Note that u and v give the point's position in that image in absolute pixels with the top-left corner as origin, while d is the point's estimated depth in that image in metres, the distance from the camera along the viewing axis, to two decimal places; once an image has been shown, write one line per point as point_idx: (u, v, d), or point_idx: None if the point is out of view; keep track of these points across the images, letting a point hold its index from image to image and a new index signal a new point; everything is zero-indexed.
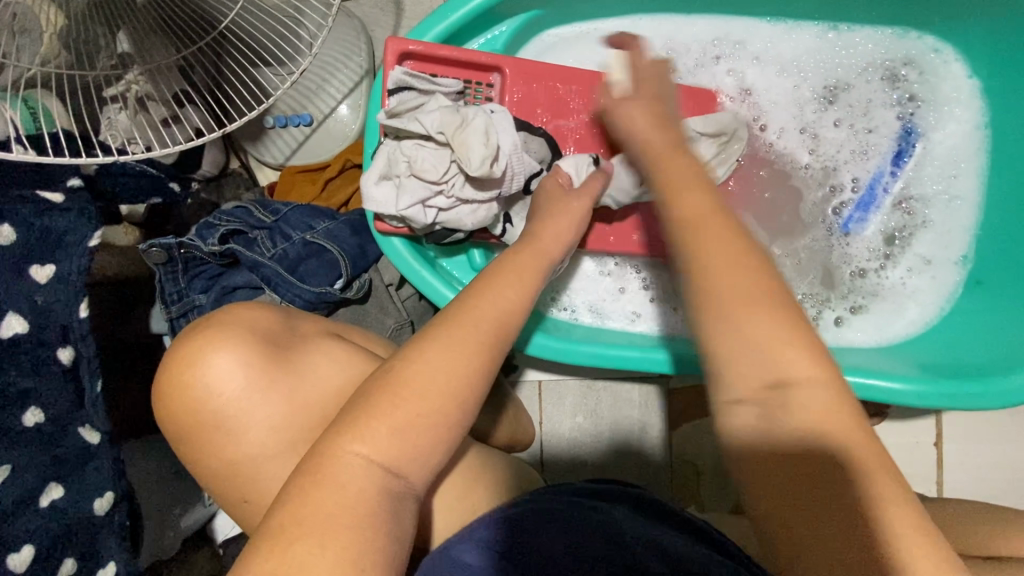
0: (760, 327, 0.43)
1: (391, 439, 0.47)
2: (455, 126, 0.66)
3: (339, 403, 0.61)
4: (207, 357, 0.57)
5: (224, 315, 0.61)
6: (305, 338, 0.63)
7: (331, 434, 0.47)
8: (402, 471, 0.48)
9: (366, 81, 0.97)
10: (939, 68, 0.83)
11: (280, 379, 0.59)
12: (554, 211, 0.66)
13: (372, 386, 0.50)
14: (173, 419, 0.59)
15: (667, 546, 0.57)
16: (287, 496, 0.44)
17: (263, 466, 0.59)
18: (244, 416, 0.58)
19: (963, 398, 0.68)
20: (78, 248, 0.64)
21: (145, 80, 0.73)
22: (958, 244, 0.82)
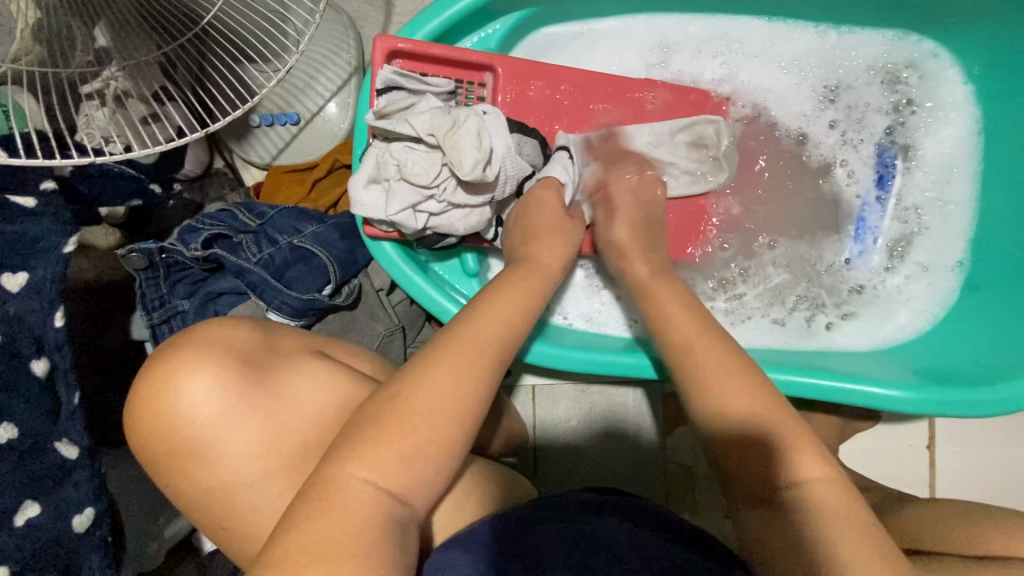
0: (753, 438, 0.54)
1: (401, 464, 0.46)
2: (447, 127, 0.63)
3: (320, 427, 0.59)
4: (179, 381, 0.55)
5: (198, 333, 0.58)
6: (283, 356, 0.61)
7: (331, 461, 0.46)
8: (406, 497, 0.46)
9: (354, 79, 0.94)
10: (936, 74, 0.82)
11: (257, 403, 0.57)
12: (545, 226, 0.66)
13: (373, 408, 0.48)
14: (146, 445, 0.57)
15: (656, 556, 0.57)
16: (290, 524, 0.43)
17: (240, 490, 0.57)
18: (220, 442, 0.56)
19: (958, 405, 0.67)
20: (52, 254, 0.61)
21: (123, 76, 0.70)
22: (953, 250, 0.82)
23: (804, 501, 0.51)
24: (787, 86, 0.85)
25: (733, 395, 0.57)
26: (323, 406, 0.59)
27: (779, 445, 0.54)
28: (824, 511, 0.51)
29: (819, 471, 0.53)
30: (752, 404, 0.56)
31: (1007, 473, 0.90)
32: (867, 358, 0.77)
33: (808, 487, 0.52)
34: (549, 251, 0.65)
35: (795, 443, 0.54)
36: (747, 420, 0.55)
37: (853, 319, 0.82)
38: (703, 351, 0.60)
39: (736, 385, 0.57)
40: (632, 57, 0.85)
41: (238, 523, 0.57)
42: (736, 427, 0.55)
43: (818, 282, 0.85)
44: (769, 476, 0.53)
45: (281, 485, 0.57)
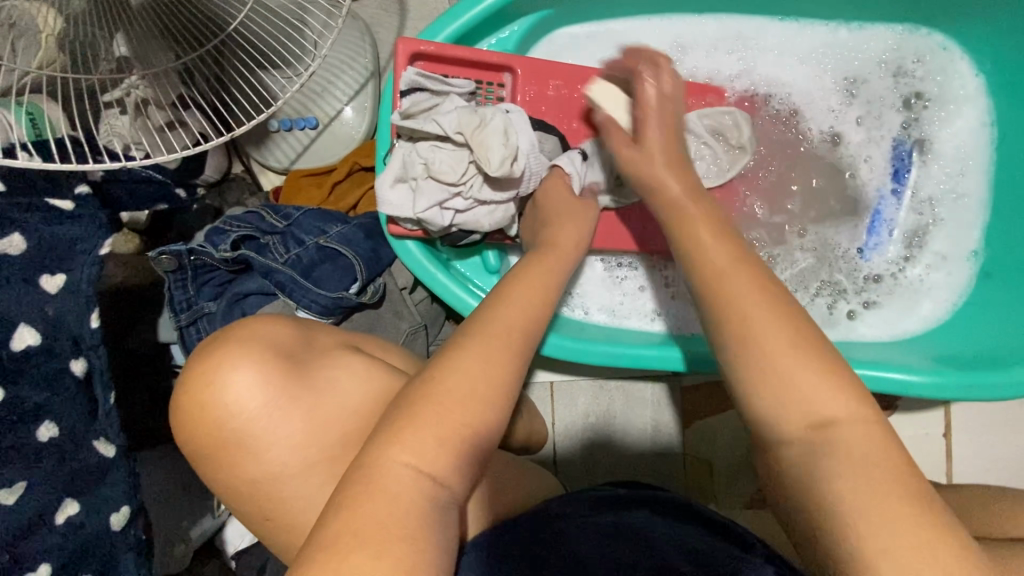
0: (791, 367, 0.45)
1: (438, 448, 0.47)
2: (473, 125, 0.65)
3: (366, 421, 0.60)
4: (225, 374, 0.56)
5: (242, 329, 0.60)
6: (320, 352, 0.62)
7: (374, 446, 0.47)
8: (446, 481, 0.47)
9: (372, 83, 0.96)
10: (948, 67, 0.84)
11: (300, 396, 0.58)
12: (569, 218, 0.67)
13: (413, 395, 0.49)
14: (192, 440, 0.58)
15: (691, 548, 0.59)
16: (338, 508, 0.44)
17: (283, 482, 0.58)
18: (265, 434, 0.57)
19: (982, 389, 0.68)
20: (88, 257, 0.63)
21: (146, 84, 0.71)
22: (967, 240, 0.83)
23: (838, 441, 0.43)
24: (799, 81, 0.87)
25: (759, 312, 0.47)
26: (363, 398, 0.61)
27: (814, 379, 0.45)
28: (861, 454, 0.43)
29: (861, 411, 0.44)
30: (792, 326, 0.46)
31: (1023, 460, 0.91)
32: (887, 347, 0.79)
33: (839, 429, 0.44)
34: (569, 235, 0.66)
35: (841, 377, 0.45)
36: (787, 348, 0.45)
37: (871, 309, 0.84)
38: (732, 274, 0.50)
39: (765, 302, 0.48)
40: None
41: (279, 516, 0.58)
42: (767, 353, 0.46)
43: (836, 272, 0.86)
44: (809, 409, 0.44)
45: (321, 476, 0.58)
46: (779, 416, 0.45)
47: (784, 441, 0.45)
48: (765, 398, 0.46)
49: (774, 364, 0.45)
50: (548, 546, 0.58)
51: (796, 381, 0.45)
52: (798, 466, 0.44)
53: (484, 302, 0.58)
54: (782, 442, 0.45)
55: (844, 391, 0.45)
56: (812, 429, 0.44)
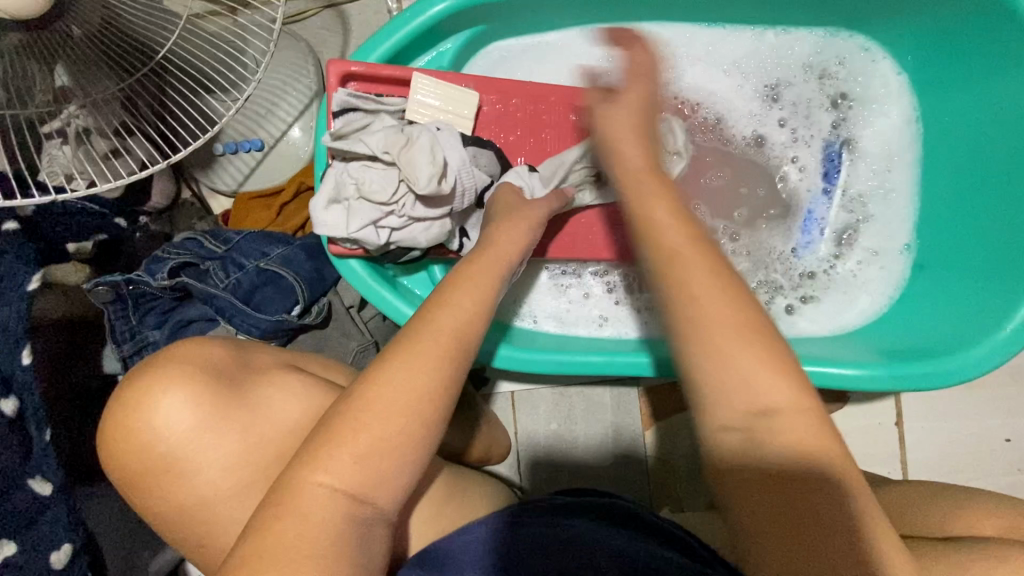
0: (747, 358, 0.43)
1: (355, 466, 0.46)
2: (400, 145, 0.66)
3: (298, 441, 0.59)
4: (154, 398, 0.56)
5: (174, 352, 0.59)
6: (256, 371, 0.62)
7: (294, 465, 0.46)
8: (370, 497, 0.46)
9: (316, 102, 0.96)
10: (869, 66, 0.86)
11: (233, 417, 0.58)
12: (510, 217, 0.65)
13: (334, 410, 0.48)
14: (120, 466, 0.57)
15: (628, 554, 0.56)
16: (253, 528, 0.45)
17: (220, 508, 0.58)
18: (195, 457, 0.57)
19: (916, 378, 0.70)
20: (14, 294, 0.63)
21: (86, 114, 0.71)
22: (899, 235, 0.85)
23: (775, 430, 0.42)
24: (733, 85, 0.89)
25: (709, 301, 0.45)
26: (298, 420, 0.60)
27: (765, 366, 0.43)
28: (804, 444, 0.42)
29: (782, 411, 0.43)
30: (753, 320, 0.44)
31: (974, 444, 0.93)
32: (827, 341, 0.80)
33: (776, 417, 0.42)
34: (509, 235, 0.63)
35: (774, 355, 0.44)
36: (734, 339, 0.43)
37: (809, 303, 0.86)
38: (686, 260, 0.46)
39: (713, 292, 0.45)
40: (585, 66, 0.89)
41: (221, 544, 0.58)
42: (716, 342, 0.43)
43: (775, 271, 0.88)
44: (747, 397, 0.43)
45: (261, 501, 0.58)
46: (723, 406, 0.43)
47: (724, 427, 0.43)
48: (711, 384, 0.43)
49: (724, 352, 0.43)
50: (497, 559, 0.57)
51: (746, 368, 0.43)
52: (737, 450, 0.42)
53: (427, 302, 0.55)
54: (723, 427, 0.43)
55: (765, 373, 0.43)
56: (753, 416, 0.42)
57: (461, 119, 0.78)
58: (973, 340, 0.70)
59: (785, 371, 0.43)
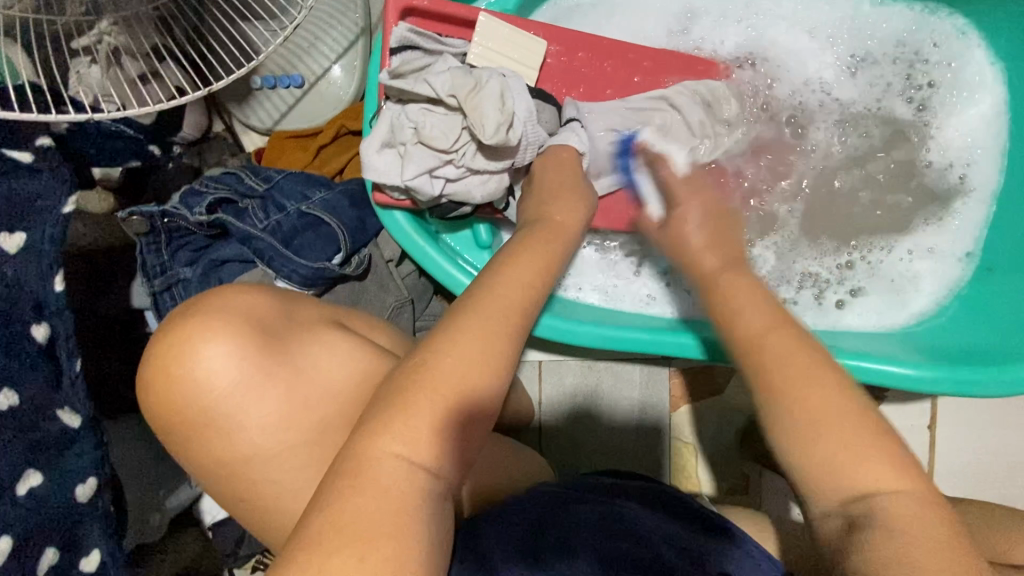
0: (829, 446, 0.45)
1: (430, 439, 0.45)
2: (468, 89, 0.61)
3: (342, 403, 0.58)
4: (195, 349, 0.53)
5: (215, 300, 0.56)
6: (300, 325, 0.59)
7: (364, 433, 0.44)
8: (442, 472, 0.45)
9: (361, 41, 0.89)
10: (964, 51, 0.81)
11: (275, 373, 0.55)
12: (569, 197, 0.64)
13: (398, 378, 0.47)
14: (161, 417, 0.55)
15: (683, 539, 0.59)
16: (327, 499, 0.42)
17: (260, 464, 0.55)
18: (238, 413, 0.54)
19: (979, 383, 0.67)
20: (50, 214, 0.59)
21: (120, 31, 0.67)
22: (966, 239, 0.81)
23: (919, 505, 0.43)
24: (814, 58, 0.84)
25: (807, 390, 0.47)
26: (344, 377, 0.58)
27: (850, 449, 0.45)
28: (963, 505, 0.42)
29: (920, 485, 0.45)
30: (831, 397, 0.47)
31: (1006, 455, 0.91)
32: (878, 338, 0.77)
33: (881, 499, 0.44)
34: (568, 212, 0.62)
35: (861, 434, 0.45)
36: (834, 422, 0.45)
37: (860, 297, 0.82)
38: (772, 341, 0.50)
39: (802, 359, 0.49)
40: (655, 25, 0.84)
41: (256, 496, 0.56)
42: (818, 433, 0.46)
43: (814, 261, 0.84)
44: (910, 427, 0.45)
45: (299, 456, 0.56)
46: (815, 492, 0.46)
47: (827, 512, 0.45)
48: (820, 466, 0.45)
49: (809, 444, 0.46)
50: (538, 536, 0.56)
51: (824, 455, 0.45)
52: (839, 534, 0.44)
53: (477, 279, 0.55)
54: (826, 512, 0.45)
55: (870, 427, 0.45)
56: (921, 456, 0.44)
57: (525, 69, 0.73)
58: None
59: (886, 456, 0.45)
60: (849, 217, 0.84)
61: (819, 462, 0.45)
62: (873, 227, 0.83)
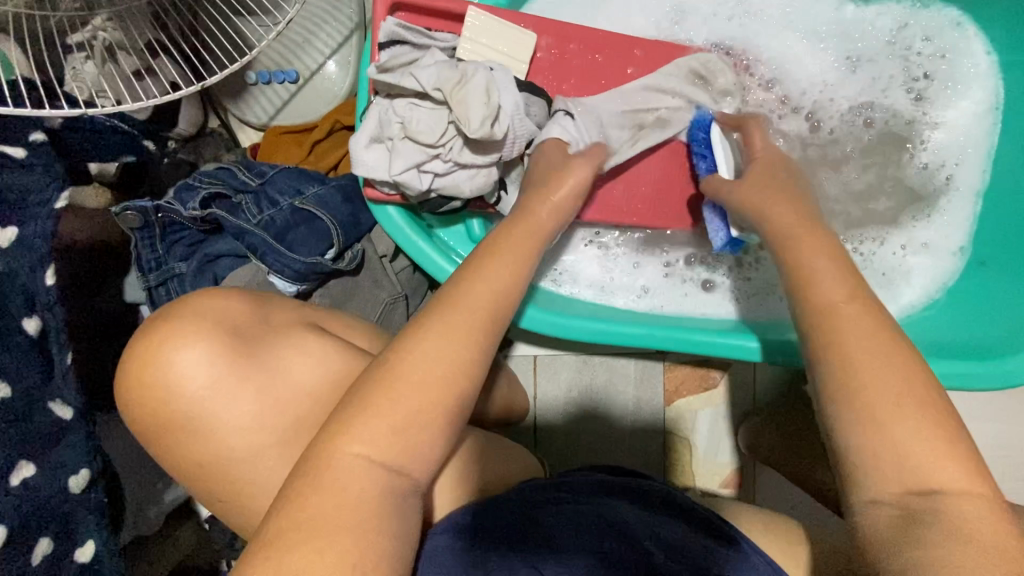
0: (903, 433, 0.44)
1: (393, 437, 0.45)
2: (454, 82, 0.61)
3: (314, 406, 0.57)
4: (167, 354, 0.54)
5: (190, 303, 0.56)
6: (275, 329, 0.59)
7: (327, 433, 0.45)
8: (406, 469, 0.46)
9: (356, 35, 0.89)
10: (959, 45, 0.80)
11: (247, 376, 0.56)
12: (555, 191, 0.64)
13: (367, 377, 0.47)
14: (136, 421, 0.56)
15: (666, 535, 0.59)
16: (286, 497, 0.42)
17: (234, 467, 0.56)
18: (210, 417, 0.55)
19: (967, 377, 0.67)
20: (42, 209, 0.60)
21: (114, 27, 0.68)
22: (956, 234, 0.81)
23: (942, 510, 0.42)
24: (810, 53, 0.84)
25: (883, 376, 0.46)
26: (317, 381, 0.57)
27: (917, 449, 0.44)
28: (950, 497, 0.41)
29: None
30: (911, 385, 0.46)
31: (999, 448, 0.91)
32: None
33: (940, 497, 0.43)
34: (547, 213, 0.62)
35: (934, 437, 0.44)
36: (904, 415, 0.45)
37: None
38: (847, 317, 0.49)
39: (889, 346, 0.47)
40: (648, 20, 0.84)
41: (237, 494, 0.56)
42: (888, 424, 0.45)
43: (812, 257, 0.84)
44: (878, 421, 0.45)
45: (275, 458, 0.56)
46: (873, 479, 0.45)
47: (877, 501, 0.44)
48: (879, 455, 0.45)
49: (882, 432, 0.45)
50: (520, 529, 0.58)
51: (890, 436, 0.44)
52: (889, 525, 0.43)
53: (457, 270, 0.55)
54: (875, 501, 0.44)
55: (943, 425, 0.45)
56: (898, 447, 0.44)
57: (516, 63, 0.73)
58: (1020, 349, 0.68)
59: (955, 458, 0.44)
60: (842, 214, 0.84)
61: (884, 448, 0.44)
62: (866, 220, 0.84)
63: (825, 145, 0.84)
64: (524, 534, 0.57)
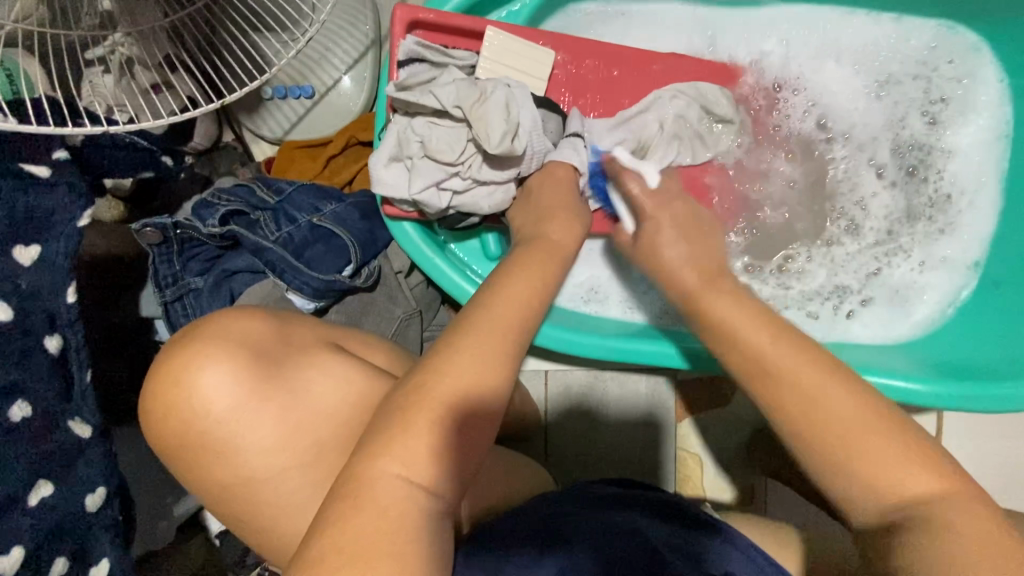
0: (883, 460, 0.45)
1: (432, 458, 0.45)
2: (473, 99, 0.61)
3: (337, 427, 0.57)
4: (192, 376, 0.53)
5: (214, 323, 0.56)
6: (297, 349, 0.58)
7: (364, 455, 0.45)
8: (439, 489, 0.45)
9: (372, 52, 0.90)
10: (977, 72, 0.81)
11: (272, 397, 0.55)
12: (565, 208, 0.64)
13: (399, 402, 0.47)
14: (161, 442, 0.56)
15: (691, 551, 0.59)
16: (325, 523, 0.42)
17: (253, 489, 0.55)
18: (234, 436, 0.54)
19: (984, 398, 0.67)
20: (66, 227, 0.59)
21: (132, 42, 0.68)
22: (973, 252, 0.82)
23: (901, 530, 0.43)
24: (827, 77, 0.85)
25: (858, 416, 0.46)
26: (338, 403, 0.57)
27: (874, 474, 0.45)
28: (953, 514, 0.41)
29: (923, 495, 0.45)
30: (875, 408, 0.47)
31: (1014, 467, 0.90)
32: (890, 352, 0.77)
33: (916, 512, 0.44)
34: (562, 228, 0.62)
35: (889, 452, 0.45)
36: (875, 448, 0.46)
37: (871, 306, 0.83)
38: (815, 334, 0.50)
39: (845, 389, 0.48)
40: (666, 42, 0.85)
41: (255, 515, 0.56)
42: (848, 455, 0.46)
43: (844, 274, 0.85)
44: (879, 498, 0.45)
45: (296, 481, 0.56)
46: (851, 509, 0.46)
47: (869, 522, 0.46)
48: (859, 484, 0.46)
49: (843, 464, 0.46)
50: (534, 545, 0.58)
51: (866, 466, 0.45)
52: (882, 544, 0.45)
53: (474, 295, 0.55)
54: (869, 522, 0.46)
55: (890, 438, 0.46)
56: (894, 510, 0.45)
57: (535, 80, 0.74)
58: None
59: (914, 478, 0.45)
60: (852, 234, 0.85)
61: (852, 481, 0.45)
62: (885, 236, 0.85)
63: (834, 166, 0.85)
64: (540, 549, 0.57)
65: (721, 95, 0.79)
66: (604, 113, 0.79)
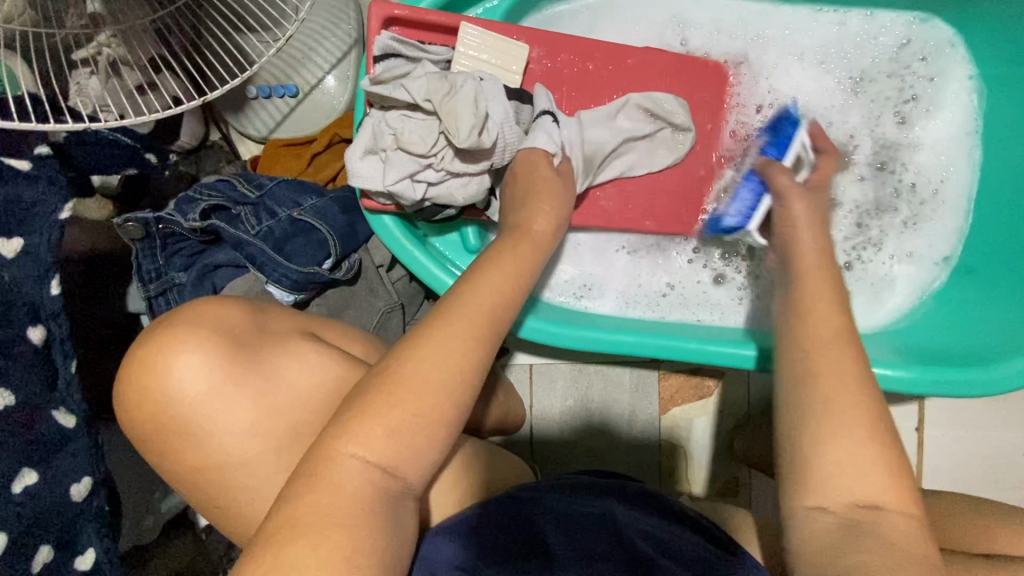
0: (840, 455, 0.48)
1: (386, 439, 0.46)
2: (443, 92, 0.63)
3: (311, 412, 0.58)
4: (169, 361, 0.54)
5: (191, 311, 0.58)
6: (275, 337, 0.60)
7: (328, 434, 0.46)
8: (399, 470, 0.46)
9: (355, 51, 0.91)
10: (948, 66, 0.83)
11: (247, 381, 0.56)
12: (542, 197, 0.64)
13: (367, 384, 0.48)
14: (137, 429, 0.57)
15: (662, 538, 0.60)
16: (288, 497, 0.44)
17: (230, 476, 0.56)
18: (211, 420, 0.55)
19: (953, 383, 0.68)
20: (47, 221, 0.60)
21: (118, 43, 0.69)
22: (942, 245, 0.83)
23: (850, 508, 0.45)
24: (804, 70, 0.86)
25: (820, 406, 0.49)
26: (313, 389, 0.58)
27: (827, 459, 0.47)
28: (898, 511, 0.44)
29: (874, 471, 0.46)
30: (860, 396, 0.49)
31: (996, 456, 0.91)
32: (872, 342, 0.78)
33: (870, 505, 0.47)
34: (543, 219, 0.63)
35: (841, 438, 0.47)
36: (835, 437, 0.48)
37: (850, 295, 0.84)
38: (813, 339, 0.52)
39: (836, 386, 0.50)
40: (645, 36, 0.86)
41: (232, 501, 0.57)
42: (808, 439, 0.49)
43: None
44: (833, 486, 0.48)
45: (272, 466, 0.57)
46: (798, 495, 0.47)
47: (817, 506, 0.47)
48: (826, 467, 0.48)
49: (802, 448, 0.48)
50: (507, 530, 0.59)
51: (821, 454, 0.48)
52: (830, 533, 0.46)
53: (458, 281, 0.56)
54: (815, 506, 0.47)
55: (852, 426, 0.48)
56: (855, 504, 0.47)
57: (510, 73, 0.75)
58: (1011, 352, 0.69)
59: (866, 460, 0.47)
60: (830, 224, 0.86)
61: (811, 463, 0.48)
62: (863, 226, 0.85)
63: None
64: (512, 534, 0.58)
65: (675, 104, 0.78)
66: (580, 107, 0.80)
